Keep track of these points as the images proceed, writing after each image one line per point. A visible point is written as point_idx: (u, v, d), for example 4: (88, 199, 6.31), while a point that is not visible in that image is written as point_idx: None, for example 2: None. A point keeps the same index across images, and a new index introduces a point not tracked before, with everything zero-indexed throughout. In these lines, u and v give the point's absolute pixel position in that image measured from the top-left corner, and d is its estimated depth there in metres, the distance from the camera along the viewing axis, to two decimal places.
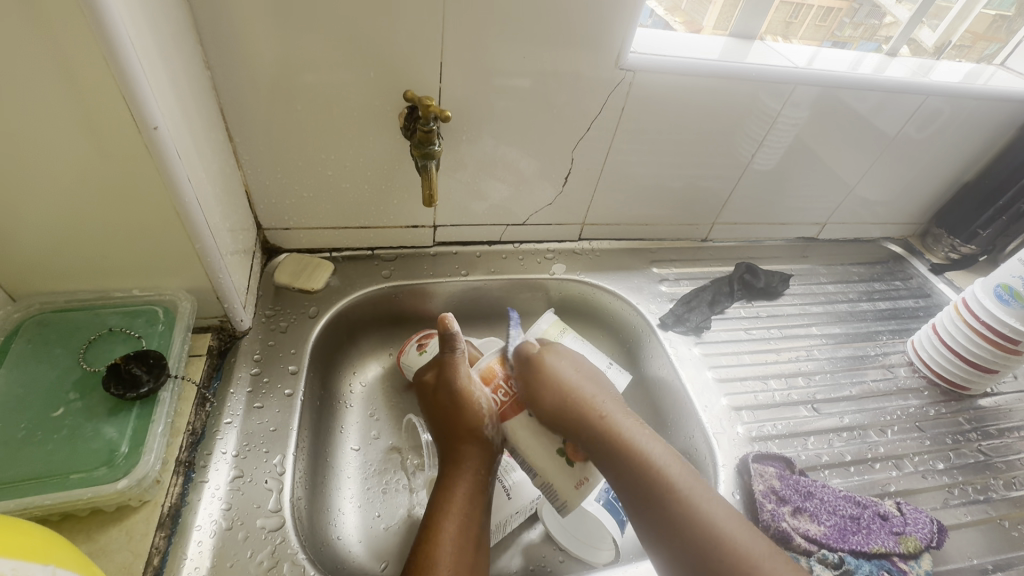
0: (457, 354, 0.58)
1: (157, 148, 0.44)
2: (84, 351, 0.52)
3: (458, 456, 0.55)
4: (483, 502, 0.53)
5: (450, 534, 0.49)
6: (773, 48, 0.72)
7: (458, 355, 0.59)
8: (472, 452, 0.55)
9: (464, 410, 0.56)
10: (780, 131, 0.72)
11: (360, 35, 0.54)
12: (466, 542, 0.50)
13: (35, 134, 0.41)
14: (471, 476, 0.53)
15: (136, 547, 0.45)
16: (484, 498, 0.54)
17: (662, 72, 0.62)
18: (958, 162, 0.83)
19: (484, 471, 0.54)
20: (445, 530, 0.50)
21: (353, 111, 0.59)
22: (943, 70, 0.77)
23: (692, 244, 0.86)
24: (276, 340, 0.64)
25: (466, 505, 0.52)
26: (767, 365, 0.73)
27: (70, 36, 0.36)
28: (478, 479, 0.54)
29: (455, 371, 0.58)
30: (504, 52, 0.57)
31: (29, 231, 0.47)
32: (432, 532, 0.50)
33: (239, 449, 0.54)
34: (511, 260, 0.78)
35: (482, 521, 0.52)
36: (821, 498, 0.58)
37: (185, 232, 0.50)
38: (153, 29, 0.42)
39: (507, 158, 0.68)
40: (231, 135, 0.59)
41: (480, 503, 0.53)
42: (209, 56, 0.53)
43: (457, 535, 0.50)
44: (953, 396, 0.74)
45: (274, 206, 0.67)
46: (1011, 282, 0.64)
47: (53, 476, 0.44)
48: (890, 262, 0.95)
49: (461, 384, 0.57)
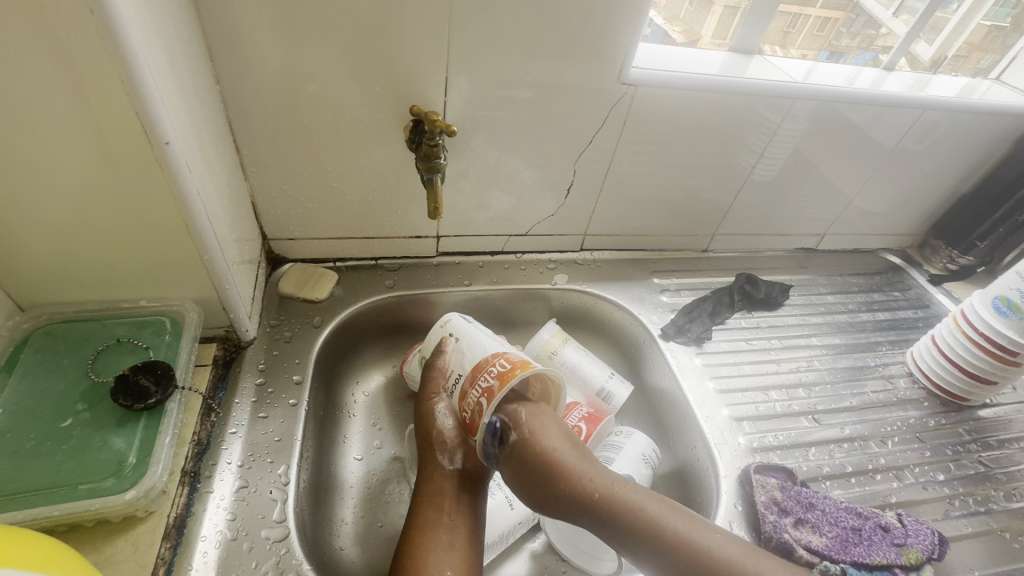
0: (434, 371, 0.60)
1: (169, 162, 0.44)
2: (92, 362, 0.52)
3: (423, 478, 0.55)
4: (468, 513, 0.52)
5: (431, 545, 0.49)
6: (772, 61, 0.73)
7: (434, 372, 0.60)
8: (432, 474, 0.55)
9: (424, 432, 0.57)
10: (780, 144, 0.73)
11: (366, 50, 0.55)
12: (452, 542, 0.50)
13: (50, 148, 0.42)
14: (438, 492, 0.53)
15: (142, 557, 0.45)
16: (468, 509, 0.53)
17: (662, 87, 0.63)
18: (955, 173, 0.84)
19: (450, 484, 0.54)
20: (420, 547, 0.49)
21: (360, 124, 0.60)
22: (939, 83, 0.79)
23: (693, 255, 0.87)
24: (280, 349, 0.64)
25: (447, 518, 0.52)
26: (767, 376, 0.74)
27: (88, 55, 0.37)
28: (445, 494, 0.53)
29: (427, 380, 0.60)
30: (507, 66, 0.59)
31: (41, 243, 0.48)
32: (411, 551, 0.49)
33: (244, 459, 0.54)
34: (513, 270, 0.79)
35: (474, 523, 0.52)
36: (822, 509, 0.58)
37: (194, 244, 0.51)
38: (166, 47, 0.43)
39: (511, 170, 0.69)
40: (238, 147, 0.60)
41: (467, 515, 0.52)
42: (218, 70, 0.54)
43: (443, 538, 0.50)
44: (953, 406, 0.74)
45: (280, 217, 0.67)
46: (1009, 294, 0.65)
47: (62, 487, 0.45)
48: (888, 273, 0.95)
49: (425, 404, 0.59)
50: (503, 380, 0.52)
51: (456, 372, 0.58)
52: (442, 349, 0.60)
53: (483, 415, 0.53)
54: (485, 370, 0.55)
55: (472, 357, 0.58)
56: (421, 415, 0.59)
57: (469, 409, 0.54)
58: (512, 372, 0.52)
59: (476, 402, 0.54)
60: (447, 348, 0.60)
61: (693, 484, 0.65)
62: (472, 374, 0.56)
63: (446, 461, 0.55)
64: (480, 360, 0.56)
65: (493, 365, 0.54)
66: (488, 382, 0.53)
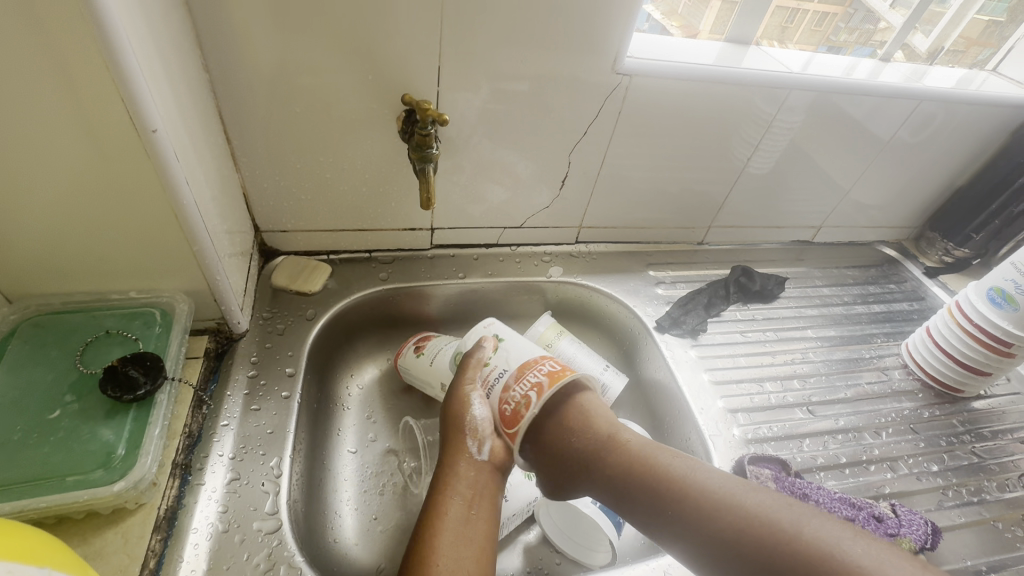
0: (471, 361, 0.59)
1: (156, 151, 0.44)
2: (81, 353, 0.52)
3: (445, 463, 0.53)
4: (489, 507, 0.51)
5: (449, 538, 0.47)
6: (768, 52, 0.73)
7: (471, 365, 0.58)
8: (458, 460, 0.53)
9: (453, 416, 0.55)
10: (775, 136, 0.73)
11: (357, 39, 0.54)
12: (472, 536, 0.48)
13: (34, 137, 0.41)
14: (461, 480, 0.51)
15: (132, 550, 0.45)
16: (489, 502, 0.52)
17: (657, 77, 0.62)
18: (951, 165, 0.84)
19: (475, 473, 0.52)
20: (441, 537, 0.47)
21: (352, 115, 0.60)
22: (937, 75, 0.78)
23: (688, 247, 0.87)
24: (273, 342, 0.64)
25: (467, 509, 0.50)
26: (763, 367, 0.74)
27: (71, 40, 0.36)
28: (470, 481, 0.52)
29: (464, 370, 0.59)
30: (501, 56, 0.58)
31: (27, 234, 0.47)
32: (428, 540, 0.47)
33: (235, 451, 0.54)
34: (508, 263, 0.78)
35: (492, 519, 0.51)
36: (816, 500, 0.58)
37: (183, 235, 0.50)
38: (152, 35, 0.42)
39: (505, 162, 0.68)
40: (229, 138, 0.59)
41: (488, 510, 0.51)
42: (207, 59, 0.53)
43: (463, 530, 0.48)
44: (947, 398, 0.75)
45: (273, 209, 0.67)
46: (1004, 285, 0.64)
47: (49, 479, 0.44)
48: (884, 265, 0.95)
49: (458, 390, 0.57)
50: (555, 378, 0.54)
51: (501, 367, 0.57)
52: (482, 345, 0.60)
53: (530, 409, 0.53)
54: (537, 366, 0.56)
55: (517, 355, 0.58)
56: (452, 400, 0.57)
57: (512, 402, 0.54)
58: (566, 371, 0.55)
59: (522, 396, 0.54)
60: (488, 345, 0.60)
61: None
62: (519, 370, 0.56)
63: (473, 448, 0.53)
64: (528, 358, 0.57)
65: (543, 364, 0.56)
66: (538, 377, 0.55)
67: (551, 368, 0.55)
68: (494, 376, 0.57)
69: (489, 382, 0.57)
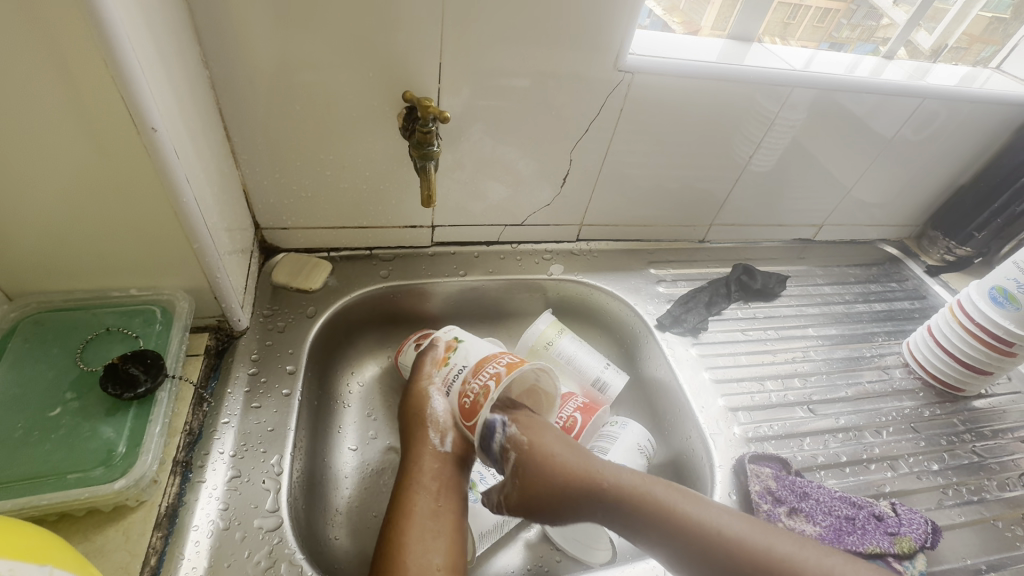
0: (423, 361, 0.61)
1: (155, 148, 0.44)
2: (81, 351, 0.52)
3: (410, 458, 0.54)
4: (455, 500, 0.52)
5: (413, 533, 0.48)
6: (771, 49, 0.72)
7: (426, 364, 0.61)
8: (420, 454, 0.54)
9: (414, 414, 0.57)
10: (777, 133, 0.73)
11: (357, 35, 0.54)
12: (438, 530, 0.49)
13: (34, 134, 0.41)
14: (424, 474, 0.53)
15: (133, 547, 0.45)
16: (455, 495, 0.52)
17: (660, 74, 0.62)
18: (953, 163, 0.84)
19: (439, 466, 0.53)
20: (406, 534, 0.48)
21: (352, 111, 0.59)
22: (940, 72, 0.78)
23: (689, 245, 0.87)
24: (273, 339, 0.64)
25: (431, 503, 0.51)
26: (763, 366, 0.74)
27: (70, 36, 0.36)
28: (434, 474, 0.53)
29: (419, 370, 0.60)
30: (503, 54, 0.58)
31: (27, 231, 0.47)
32: (394, 537, 0.48)
33: (236, 449, 0.54)
34: (509, 260, 0.78)
35: (460, 511, 0.52)
36: (816, 499, 0.58)
37: (183, 232, 0.50)
38: (152, 31, 0.42)
39: (506, 159, 0.68)
40: (229, 135, 0.59)
41: (454, 502, 0.52)
42: (207, 56, 0.53)
43: (428, 525, 0.49)
44: (947, 397, 0.74)
45: (273, 206, 0.67)
46: (1006, 284, 0.64)
47: (50, 476, 0.44)
48: (886, 264, 0.95)
49: (417, 390, 0.59)
50: (513, 366, 0.56)
51: (460, 365, 0.58)
52: (434, 344, 0.62)
53: (489, 399, 0.54)
54: (493, 359, 0.57)
55: (477, 351, 0.59)
56: (411, 398, 0.58)
57: (471, 395, 0.55)
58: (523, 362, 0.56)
59: (481, 387, 0.55)
60: (440, 345, 0.61)
61: (688, 474, 0.65)
62: (476, 365, 0.57)
63: (435, 441, 0.55)
64: (485, 354, 0.58)
65: (502, 357, 0.57)
66: (496, 368, 0.56)
67: (506, 361, 0.56)
68: (452, 373, 0.58)
69: (446, 380, 0.58)
